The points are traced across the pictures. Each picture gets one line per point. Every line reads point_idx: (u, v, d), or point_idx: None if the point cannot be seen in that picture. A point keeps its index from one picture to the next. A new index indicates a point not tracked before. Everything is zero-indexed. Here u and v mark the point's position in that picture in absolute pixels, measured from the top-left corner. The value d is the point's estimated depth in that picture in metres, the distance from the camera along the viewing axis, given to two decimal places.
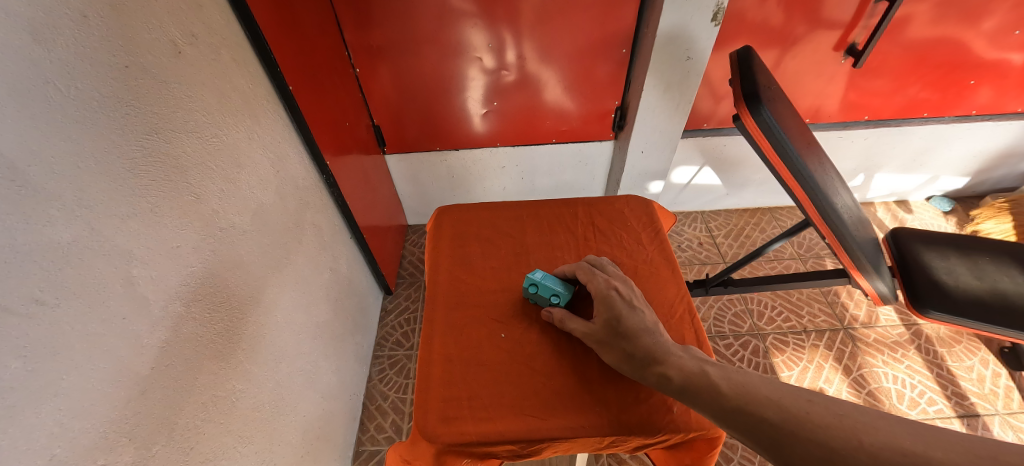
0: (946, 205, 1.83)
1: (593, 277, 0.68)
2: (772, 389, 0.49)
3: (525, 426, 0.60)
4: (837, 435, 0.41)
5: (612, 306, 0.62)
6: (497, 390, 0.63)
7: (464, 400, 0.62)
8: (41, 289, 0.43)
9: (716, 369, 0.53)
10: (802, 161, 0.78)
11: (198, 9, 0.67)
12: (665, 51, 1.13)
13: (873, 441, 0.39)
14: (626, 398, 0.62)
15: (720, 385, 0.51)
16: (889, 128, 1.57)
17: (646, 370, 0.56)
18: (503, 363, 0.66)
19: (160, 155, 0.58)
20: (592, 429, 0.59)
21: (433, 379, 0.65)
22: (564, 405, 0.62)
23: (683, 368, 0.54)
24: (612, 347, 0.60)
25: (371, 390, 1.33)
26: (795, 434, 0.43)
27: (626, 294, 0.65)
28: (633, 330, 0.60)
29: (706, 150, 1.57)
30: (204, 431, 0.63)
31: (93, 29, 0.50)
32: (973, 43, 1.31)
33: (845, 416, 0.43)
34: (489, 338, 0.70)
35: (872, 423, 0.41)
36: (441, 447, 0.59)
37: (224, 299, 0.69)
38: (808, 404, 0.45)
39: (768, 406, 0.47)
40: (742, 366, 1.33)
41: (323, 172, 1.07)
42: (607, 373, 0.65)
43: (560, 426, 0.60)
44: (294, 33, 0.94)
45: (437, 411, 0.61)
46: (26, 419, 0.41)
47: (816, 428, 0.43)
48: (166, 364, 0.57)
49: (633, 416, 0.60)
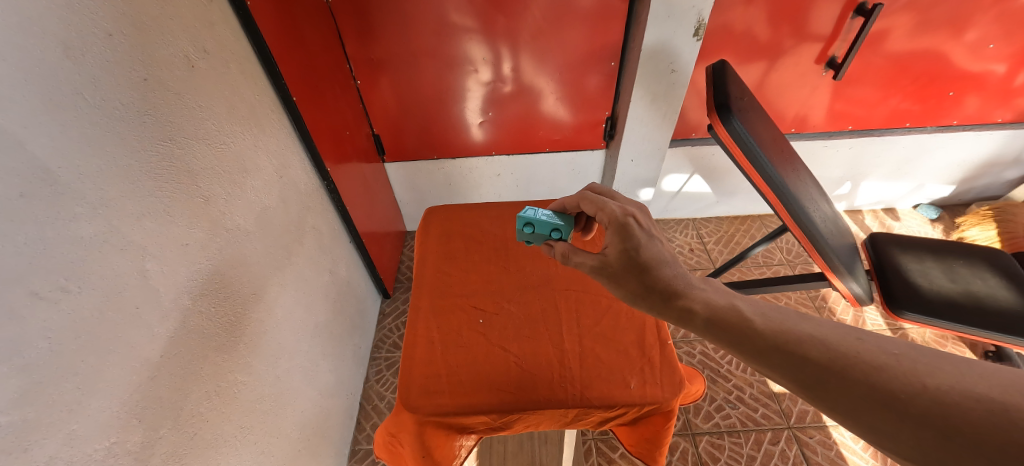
0: (932, 212, 1.88)
1: (605, 206, 0.65)
2: (816, 327, 0.44)
3: (497, 400, 0.64)
4: (892, 377, 0.37)
5: (632, 234, 0.60)
6: (474, 368, 0.68)
7: (444, 377, 0.67)
8: (67, 278, 0.48)
9: (746, 302, 0.50)
10: (773, 168, 0.83)
11: (210, 26, 0.72)
12: (650, 64, 1.19)
13: (937, 383, 0.35)
14: (590, 376, 0.66)
15: (753, 319, 0.48)
16: (873, 137, 1.62)
17: (668, 304, 0.54)
18: (480, 345, 0.71)
19: (173, 160, 0.63)
20: (557, 402, 0.64)
21: (416, 358, 0.69)
22: (533, 381, 0.66)
23: (709, 302, 0.52)
24: (630, 280, 0.58)
25: (368, 391, 1.37)
26: (844, 375, 0.39)
27: (645, 223, 0.62)
28: (653, 261, 0.57)
29: (695, 159, 1.62)
30: (207, 419, 0.67)
31: (118, 45, 0.55)
32: (951, 56, 1.37)
33: (901, 355, 0.39)
34: (469, 324, 0.74)
35: (933, 361, 0.37)
36: (421, 417, 0.63)
37: (229, 295, 0.74)
38: (857, 342, 0.41)
39: (812, 344, 0.43)
40: (730, 368, 1.37)
41: (324, 178, 1.13)
42: (575, 353, 0.69)
43: (529, 400, 0.64)
44: (299, 48, 1.00)
45: (419, 386, 0.66)
46: (50, 396, 0.46)
47: (869, 369, 0.39)
48: (174, 353, 0.62)
49: (596, 391, 0.65)
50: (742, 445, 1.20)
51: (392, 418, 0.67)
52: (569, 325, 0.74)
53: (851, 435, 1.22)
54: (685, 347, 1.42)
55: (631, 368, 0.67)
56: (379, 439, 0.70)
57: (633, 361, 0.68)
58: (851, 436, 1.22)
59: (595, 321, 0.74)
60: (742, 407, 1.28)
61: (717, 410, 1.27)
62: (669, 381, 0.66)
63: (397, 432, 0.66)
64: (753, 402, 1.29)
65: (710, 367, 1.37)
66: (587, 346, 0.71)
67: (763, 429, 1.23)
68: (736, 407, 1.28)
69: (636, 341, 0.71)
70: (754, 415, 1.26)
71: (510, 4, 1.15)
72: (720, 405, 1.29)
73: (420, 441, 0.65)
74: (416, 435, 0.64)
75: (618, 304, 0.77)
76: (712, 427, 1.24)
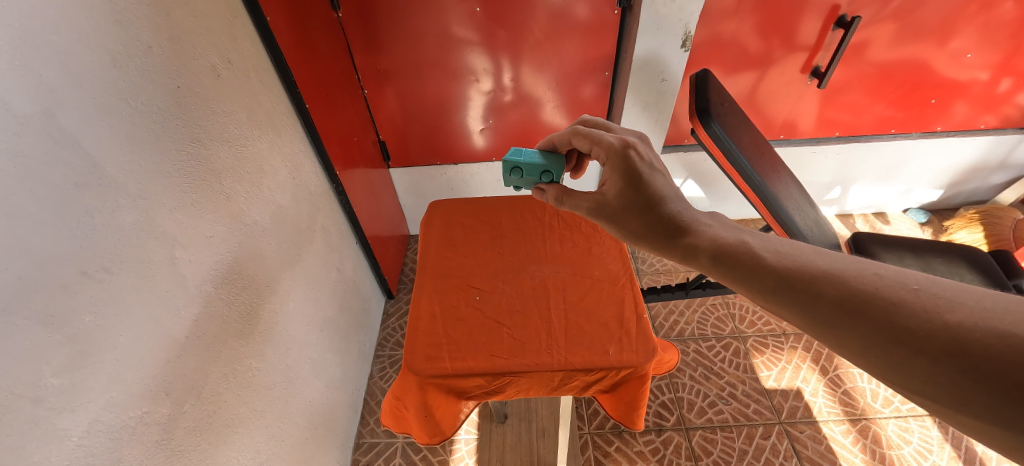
0: (922, 216, 1.93)
1: (602, 140, 0.72)
2: (832, 263, 0.46)
3: (491, 363, 0.70)
4: (910, 312, 0.39)
5: (633, 170, 0.66)
6: (471, 336, 0.74)
7: (444, 344, 0.72)
8: (110, 260, 0.54)
9: (754, 238, 0.54)
10: (750, 164, 0.91)
11: (234, 40, 0.80)
12: (642, 73, 1.26)
13: (958, 319, 0.36)
14: (575, 343, 0.72)
15: (762, 254, 0.51)
16: (860, 143, 1.67)
17: (675, 241, 0.60)
18: (477, 316, 0.77)
19: (199, 159, 0.69)
20: (544, 366, 0.70)
21: (419, 329, 0.75)
22: (523, 348, 0.72)
23: (715, 238, 0.56)
24: (635, 217, 0.64)
25: (372, 387, 1.41)
26: (861, 310, 0.41)
27: (644, 157, 0.69)
28: (655, 196, 0.64)
29: (688, 164, 1.68)
30: (224, 398, 0.72)
31: (156, 56, 0.62)
32: (931, 65, 1.43)
33: (923, 291, 0.40)
34: (466, 299, 0.80)
35: (955, 298, 0.38)
36: (423, 378, 0.69)
37: (246, 285, 0.80)
38: (875, 277, 0.43)
39: (828, 281, 0.44)
40: (723, 366, 1.41)
41: (333, 181, 1.19)
42: (561, 324, 0.76)
43: (519, 363, 0.70)
44: (312, 60, 1.07)
45: (421, 351, 0.71)
46: (93, 365, 0.51)
47: (888, 305, 0.40)
48: (198, 335, 0.67)
49: (578, 356, 0.71)
50: (735, 440, 1.24)
51: (396, 383, 0.73)
52: (556, 301, 0.80)
53: (840, 430, 1.26)
54: (679, 346, 1.46)
55: (611, 337, 0.73)
56: (384, 405, 0.76)
57: (612, 331, 0.74)
58: (841, 431, 1.25)
59: (579, 297, 0.80)
60: (734, 403, 1.32)
61: (709, 406, 1.31)
62: (644, 348, 0.71)
63: (401, 395, 0.71)
64: (745, 398, 1.33)
65: (703, 365, 1.41)
66: (572, 318, 0.77)
67: (755, 424, 1.27)
68: (728, 403, 1.32)
69: (615, 315, 0.77)
70: (746, 410, 1.30)
71: (510, 19, 1.23)
72: (713, 401, 1.32)
73: (421, 401, 0.71)
74: (418, 395, 0.70)
75: (601, 284, 0.82)
76: (705, 422, 1.28)
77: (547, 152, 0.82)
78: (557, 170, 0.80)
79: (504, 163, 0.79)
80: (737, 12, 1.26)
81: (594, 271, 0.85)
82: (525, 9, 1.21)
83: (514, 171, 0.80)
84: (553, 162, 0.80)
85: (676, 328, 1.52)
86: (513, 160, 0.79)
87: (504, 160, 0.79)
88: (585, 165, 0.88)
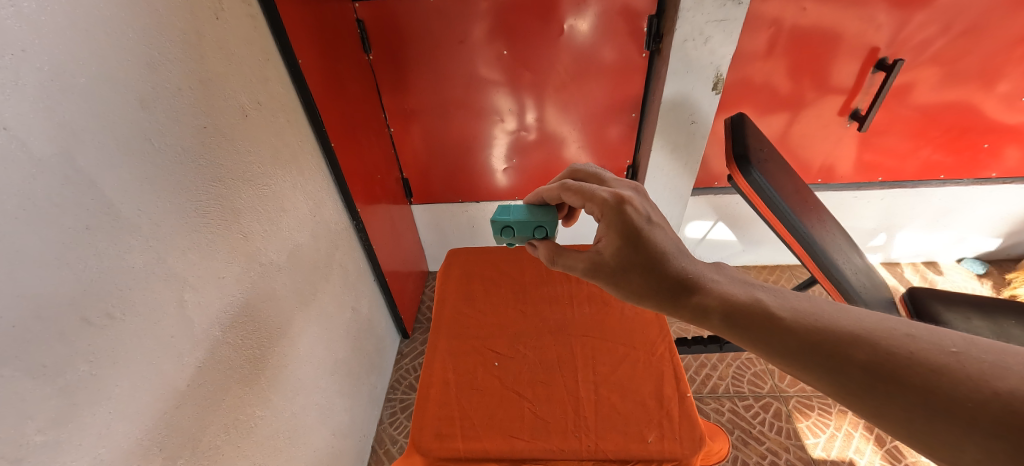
0: (979, 267, 1.78)
1: (594, 195, 0.67)
2: (858, 322, 0.43)
3: (508, 446, 0.66)
4: (954, 380, 0.35)
5: (630, 227, 0.61)
6: (487, 411, 0.71)
7: (457, 420, 0.69)
8: (114, 306, 0.51)
9: (769, 297, 0.50)
10: (794, 215, 0.87)
11: (265, 82, 0.81)
12: (671, 115, 1.23)
13: (1010, 387, 0.33)
14: (605, 426, 0.68)
15: (782, 316, 0.47)
16: (905, 189, 1.58)
17: (682, 301, 0.56)
18: (494, 387, 0.74)
19: (218, 200, 0.68)
20: (569, 452, 0.65)
21: (431, 398, 0.73)
22: (545, 429, 0.68)
23: (724, 296, 0.53)
24: (636, 275, 0.60)
25: (381, 434, 1.34)
26: (900, 381, 0.37)
27: (640, 210, 0.64)
28: (656, 254, 0.60)
29: (718, 207, 1.62)
30: (222, 452, 0.67)
31: (185, 98, 0.62)
32: (983, 108, 1.34)
33: (963, 355, 0.36)
34: (483, 365, 0.78)
35: (1000, 362, 0.34)
36: (432, 460, 0.65)
37: (256, 328, 0.76)
38: (908, 339, 0.39)
39: (858, 346, 0.41)
40: (763, 430, 1.28)
41: (354, 219, 1.18)
42: (586, 399, 0.72)
43: (539, 447, 0.66)
44: (340, 100, 1.09)
45: (431, 427, 0.69)
46: (82, 419, 0.48)
47: (929, 372, 0.36)
48: (199, 383, 0.63)
49: (610, 443, 0.66)
50: None
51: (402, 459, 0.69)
52: (584, 373, 0.76)
53: None
54: (712, 404, 1.35)
55: (648, 420, 0.69)
56: None
57: (650, 414, 0.69)
58: None
59: (610, 370, 0.76)
60: None
61: None
62: (688, 437, 0.66)
63: None
64: None
65: (739, 427, 1.29)
66: (600, 393, 0.73)
67: None
68: None
69: (654, 393, 0.72)
70: None
71: (537, 61, 1.23)
72: None
73: None
74: None
75: (636, 354, 0.79)
76: None
77: (536, 207, 0.79)
78: (551, 223, 0.76)
79: (493, 223, 0.75)
80: (769, 55, 1.23)
81: (627, 337, 0.82)
82: (552, 51, 1.21)
83: (504, 230, 0.76)
84: (545, 217, 0.76)
85: (709, 383, 1.41)
86: (502, 220, 0.75)
87: (493, 220, 0.75)
88: (577, 213, 0.84)
